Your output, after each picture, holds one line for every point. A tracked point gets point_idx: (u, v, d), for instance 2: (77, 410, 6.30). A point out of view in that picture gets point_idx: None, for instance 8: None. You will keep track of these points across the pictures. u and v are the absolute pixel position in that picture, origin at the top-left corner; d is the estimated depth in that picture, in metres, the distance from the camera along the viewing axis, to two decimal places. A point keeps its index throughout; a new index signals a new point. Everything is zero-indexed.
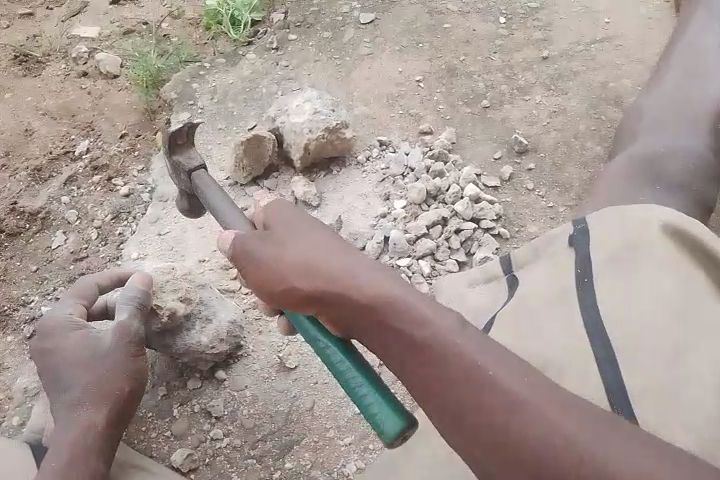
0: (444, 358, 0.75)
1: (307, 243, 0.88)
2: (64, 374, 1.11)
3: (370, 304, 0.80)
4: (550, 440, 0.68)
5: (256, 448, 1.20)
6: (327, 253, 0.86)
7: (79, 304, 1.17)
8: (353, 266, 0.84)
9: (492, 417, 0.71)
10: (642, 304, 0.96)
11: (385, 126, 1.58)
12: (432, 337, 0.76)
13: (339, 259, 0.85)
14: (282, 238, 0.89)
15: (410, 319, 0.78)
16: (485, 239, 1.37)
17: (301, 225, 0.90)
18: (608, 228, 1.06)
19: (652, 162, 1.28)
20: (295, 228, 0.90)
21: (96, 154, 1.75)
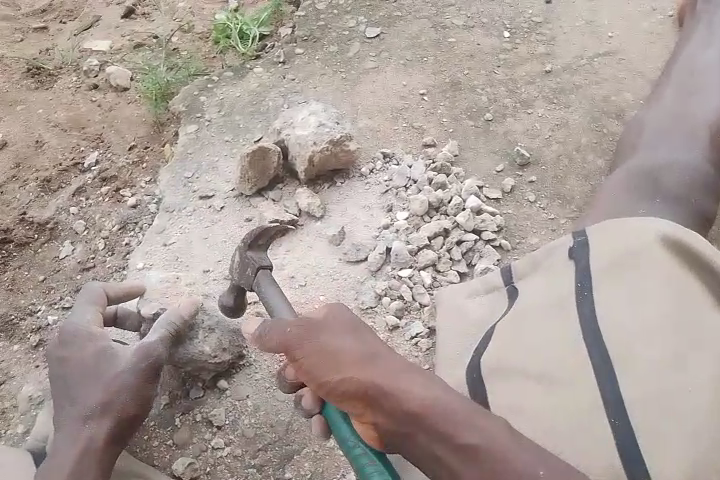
0: (491, 460, 0.80)
1: (356, 340, 0.90)
2: (76, 380, 1.11)
3: (418, 404, 0.84)
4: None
5: (256, 458, 1.21)
6: (375, 351, 0.89)
7: (97, 310, 1.18)
8: (402, 366, 0.87)
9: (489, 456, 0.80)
10: (639, 314, 0.97)
11: (389, 138, 1.60)
12: (479, 442, 0.80)
13: (385, 358, 0.88)
14: (330, 334, 0.91)
15: (458, 421, 0.82)
16: (487, 251, 1.38)
17: (347, 320, 0.93)
18: (606, 242, 1.08)
19: (653, 175, 1.29)
20: (340, 321, 0.92)
21: (104, 165, 1.78)
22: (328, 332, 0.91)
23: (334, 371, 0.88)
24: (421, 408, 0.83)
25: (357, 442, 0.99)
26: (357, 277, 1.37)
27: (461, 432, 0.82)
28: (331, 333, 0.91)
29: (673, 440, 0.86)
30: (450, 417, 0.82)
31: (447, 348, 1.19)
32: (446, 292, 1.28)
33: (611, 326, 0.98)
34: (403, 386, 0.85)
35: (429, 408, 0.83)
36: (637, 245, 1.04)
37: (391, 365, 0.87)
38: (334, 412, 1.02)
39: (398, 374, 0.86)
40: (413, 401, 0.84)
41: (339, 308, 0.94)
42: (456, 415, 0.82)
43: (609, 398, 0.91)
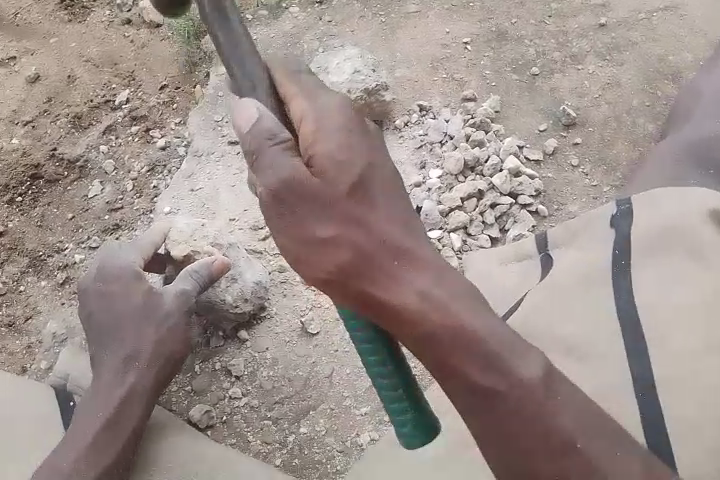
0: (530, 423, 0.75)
1: (367, 203, 0.75)
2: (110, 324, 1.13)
3: (451, 323, 0.74)
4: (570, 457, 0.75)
5: (273, 411, 1.20)
6: (395, 221, 0.76)
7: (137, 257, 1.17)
8: (426, 257, 0.76)
9: (527, 422, 0.75)
10: (678, 294, 0.92)
11: (427, 90, 1.52)
12: (508, 387, 0.75)
13: (405, 232, 0.76)
14: (331, 194, 0.73)
15: (491, 353, 0.75)
16: (521, 216, 1.32)
17: (358, 153, 0.74)
18: (650, 212, 1.00)
19: (709, 144, 1.19)
20: (352, 164, 0.73)
21: (135, 104, 1.75)
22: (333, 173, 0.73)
23: (343, 252, 0.73)
24: (448, 331, 0.74)
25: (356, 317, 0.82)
26: None
27: (490, 368, 0.75)
28: (334, 192, 0.73)
29: (704, 430, 0.83)
30: (482, 344, 0.75)
31: None
32: (475, 255, 1.23)
33: (648, 304, 0.92)
34: (424, 287, 0.75)
35: (460, 329, 0.74)
36: (685, 216, 0.97)
37: (417, 249, 0.76)
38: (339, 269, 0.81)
39: (424, 273, 0.75)
40: (443, 318, 0.74)
41: (342, 133, 0.74)
42: (488, 345, 0.75)
43: (639, 379, 0.88)
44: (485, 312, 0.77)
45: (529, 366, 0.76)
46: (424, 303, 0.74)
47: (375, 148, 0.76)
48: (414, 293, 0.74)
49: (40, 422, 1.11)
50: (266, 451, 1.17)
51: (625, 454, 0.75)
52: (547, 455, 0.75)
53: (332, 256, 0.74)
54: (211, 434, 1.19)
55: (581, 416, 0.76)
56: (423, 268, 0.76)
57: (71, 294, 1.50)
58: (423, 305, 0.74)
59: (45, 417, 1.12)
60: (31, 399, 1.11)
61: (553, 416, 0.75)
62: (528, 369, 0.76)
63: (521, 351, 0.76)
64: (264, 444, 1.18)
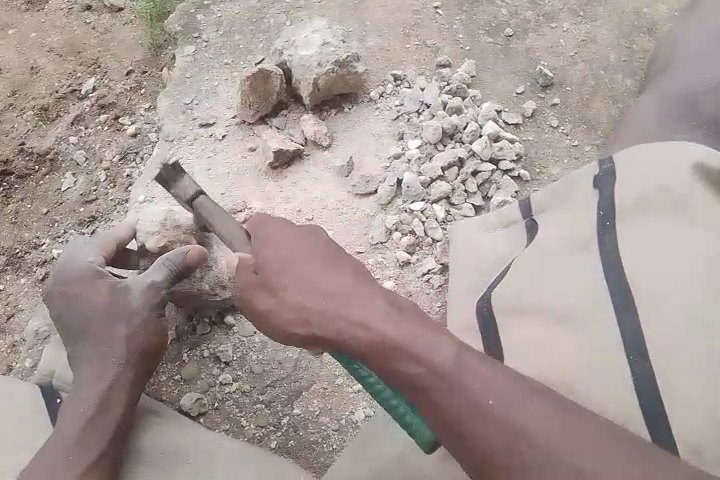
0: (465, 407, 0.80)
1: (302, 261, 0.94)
2: (84, 318, 1.11)
3: (370, 334, 0.86)
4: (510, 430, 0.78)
5: (265, 394, 1.19)
6: (325, 269, 0.93)
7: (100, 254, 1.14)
8: (351, 292, 0.91)
9: (463, 406, 0.80)
10: (667, 253, 0.89)
11: (401, 59, 1.48)
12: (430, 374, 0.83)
13: (336, 281, 0.92)
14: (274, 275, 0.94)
15: (405, 349, 0.85)
16: (504, 182, 1.30)
17: (298, 241, 0.96)
18: (633, 170, 0.99)
19: (689, 96, 1.17)
20: (291, 247, 0.95)
21: (102, 92, 1.69)
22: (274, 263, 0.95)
23: (286, 312, 0.92)
24: (368, 339, 0.86)
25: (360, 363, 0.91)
26: (366, 211, 1.30)
27: (415, 360, 0.84)
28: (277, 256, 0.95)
29: (695, 381, 0.81)
30: (399, 346, 0.85)
31: (459, 281, 1.13)
32: (460, 225, 1.21)
33: (636, 265, 0.90)
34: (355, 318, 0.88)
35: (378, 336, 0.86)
36: (667, 173, 0.96)
37: (345, 288, 0.91)
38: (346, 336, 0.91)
39: (350, 304, 0.89)
40: (365, 333, 0.87)
41: (284, 230, 0.97)
42: (406, 344, 0.85)
43: (630, 341, 0.86)
44: (403, 320, 0.88)
45: (445, 351, 0.84)
46: (350, 327, 0.88)
47: (309, 235, 0.97)
48: (348, 325, 0.88)
49: (25, 423, 1.07)
50: (261, 435, 1.16)
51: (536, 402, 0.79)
52: (474, 421, 0.80)
53: (283, 313, 0.92)
54: (204, 422, 1.18)
55: (492, 381, 0.81)
56: (350, 303, 0.89)
57: None
58: (349, 328, 0.88)
59: (30, 417, 1.08)
60: (16, 397, 1.08)
61: (467, 385, 0.81)
62: (442, 352, 0.84)
63: (434, 339, 0.85)
64: (258, 428, 1.17)
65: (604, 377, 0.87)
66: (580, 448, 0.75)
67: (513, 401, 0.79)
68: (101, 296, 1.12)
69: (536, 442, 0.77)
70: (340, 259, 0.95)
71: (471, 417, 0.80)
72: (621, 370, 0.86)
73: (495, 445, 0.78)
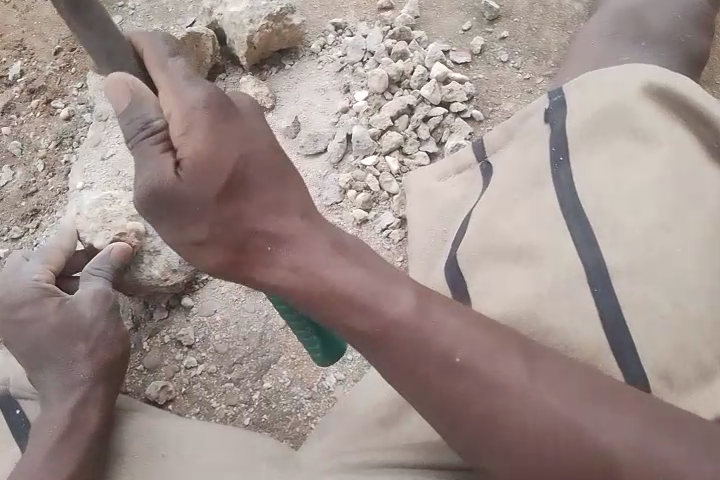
0: (430, 363, 0.76)
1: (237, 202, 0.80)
2: (35, 321, 1.01)
3: (321, 285, 0.80)
4: (486, 389, 0.75)
5: (233, 372, 1.15)
6: (265, 201, 0.81)
7: (46, 268, 1.07)
8: (302, 238, 0.82)
9: (432, 360, 0.76)
10: (622, 180, 0.87)
11: (339, 5, 1.39)
12: (389, 324, 0.77)
13: (279, 219, 0.81)
14: (203, 190, 0.78)
15: (364, 303, 0.78)
16: (457, 124, 1.24)
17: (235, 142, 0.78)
18: (587, 97, 0.94)
19: (638, 14, 1.11)
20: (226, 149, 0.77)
21: (30, 76, 1.57)
22: (196, 158, 0.76)
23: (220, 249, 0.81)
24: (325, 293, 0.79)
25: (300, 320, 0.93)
26: (317, 171, 1.24)
27: (365, 310, 0.78)
28: (208, 193, 0.78)
29: (664, 311, 0.79)
30: (357, 300, 0.79)
31: (420, 234, 1.08)
32: (415, 174, 1.15)
33: (592, 195, 0.87)
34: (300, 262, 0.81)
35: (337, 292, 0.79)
36: (621, 99, 0.91)
37: (290, 228, 0.81)
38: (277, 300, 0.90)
39: (298, 249, 0.81)
40: (317, 285, 0.80)
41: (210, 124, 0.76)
42: (362, 296, 0.79)
43: (594, 272, 0.82)
44: (355, 268, 0.81)
45: (405, 303, 0.78)
46: (297, 275, 0.80)
47: (254, 136, 0.80)
48: (291, 274, 0.80)
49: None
50: (233, 414, 1.12)
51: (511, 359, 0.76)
52: (437, 371, 0.76)
53: (214, 253, 0.82)
54: (173, 409, 1.13)
55: (458, 333, 0.77)
56: (295, 243, 0.81)
57: None
58: (299, 278, 0.80)
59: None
60: None
61: (429, 338, 0.77)
62: (402, 303, 0.78)
63: (392, 289, 0.80)
64: (229, 407, 1.13)
65: (571, 312, 0.83)
66: (549, 398, 0.74)
67: (477, 352, 0.76)
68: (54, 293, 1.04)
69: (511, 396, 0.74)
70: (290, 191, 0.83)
71: (426, 359, 0.76)
72: (586, 304, 0.82)
73: (461, 397, 0.75)
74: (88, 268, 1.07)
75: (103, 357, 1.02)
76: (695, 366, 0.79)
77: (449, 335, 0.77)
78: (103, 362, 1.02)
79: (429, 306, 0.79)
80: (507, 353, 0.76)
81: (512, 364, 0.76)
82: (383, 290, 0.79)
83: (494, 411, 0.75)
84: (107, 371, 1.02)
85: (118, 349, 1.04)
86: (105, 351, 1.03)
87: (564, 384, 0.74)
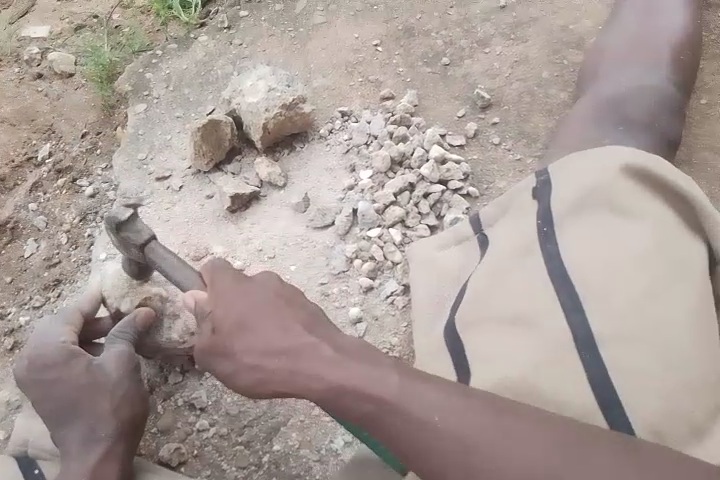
0: (421, 436, 0.81)
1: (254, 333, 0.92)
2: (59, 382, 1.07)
3: (333, 384, 0.86)
4: (473, 455, 0.78)
5: (243, 434, 1.19)
6: (276, 327, 0.91)
7: (70, 329, 1.12)
8: (310, 345, 0.90)
9: (422, 435, 0.81)
10: (606, 252, 0.95)
11: (346, 95, 1.54)
12: (379, 407, 0.83)
13: (287, 335, 0.91)
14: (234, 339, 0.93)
15: (360, 390, 0.84)
16: (455, 200, 1.35)
17: (249, 305, 0.94)
18: (570, 177, 1.05)
19: (614, 102, 1.25)
20: (244, 300, 0.94)
21: (58, 157, 1.70)
22: (225, 327, 0.93)
23: (249, 374, 0.91)
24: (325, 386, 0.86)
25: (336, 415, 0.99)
26: (326, 242, 1.34)
27: (363, 398, 0.84)
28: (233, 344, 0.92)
29: (648, 372, 0.86)
30: (354, 389, 0.84)
31: (423, 301, 1.15)
32: (417, 244, 1.23)
33: (579, 264, 0.95)
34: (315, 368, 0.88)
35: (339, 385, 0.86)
36: (600, 179, 1.02)
37: (298, 343, 0.90)
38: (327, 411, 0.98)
39: (308, 356, 0.89)
40: (318, 384, 0.87)
41: (233, 289, 0.95)
42: (357, 384, 0.85)
43: (581, 336, 0.90)
44: (352, 363, 0.87)
45: (387, 383, 0.84)
46: (314, 381, 0.87)
47: (261, 283, 0.96)
48: (309, 380, 0.87)
49: None
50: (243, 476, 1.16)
51: (489, 423, 0.80)
52: (426, 441, 0.80)
53: (244, 376, 0.92)
54: (185, 471, 1.17)
55: (436, 403, 0.82)
56: (304, 354, 0.89)
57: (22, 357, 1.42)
58: (303, 382, 0.87)
59: None
60: None
61: (411, 415, 0.82)
62: (385, 385, 0.84)
63: (377, 370, 0.86)
64: (240, 469, 1.16)
65: (562, 371, 0.89)
66: (533, 455, 0.77)
67: (456, 420, 0.80)
68: (79, 352, 1.10)
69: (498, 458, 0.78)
70: (295, 306, 0.94)
71: (416, 434, 0.81)
72: (576, 366, 0.88)
73: (450, 467, 0.79)
74: (110, 334, 1.12)
75: (123, 416, 1.07)
76: (681, 421, 0.85)
77: (433, 409, 0.82)
78: (121, 422, 1.07)
79: (413, 384, 0.84)
80: (487, 418, 0.80)
81: (494, 428, 0.79)
82: (373, 377, 0.85)
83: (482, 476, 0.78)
84: (124, 430, 1.07)
85: (138, 408, 1.09)
86: (126, 409, 1.08)
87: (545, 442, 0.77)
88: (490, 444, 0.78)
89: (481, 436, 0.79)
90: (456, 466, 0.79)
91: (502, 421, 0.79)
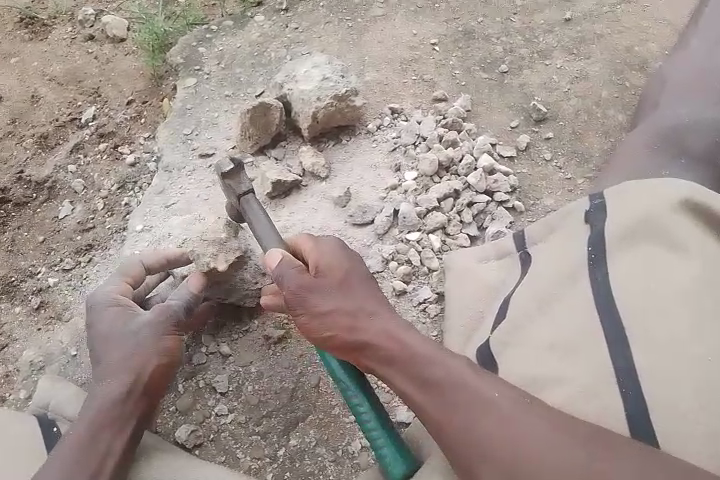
0: (467, 410, 0.85)
1: (343, 286, 0.98)
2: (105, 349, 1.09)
3: (400, 350, 0.93)
4: (513, 436, 0.82)
5: (261, 425, 1.18)
6: (370, 294, 0.99)
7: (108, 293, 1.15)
8: (388, 316, 0.97)
9: (469, 410, 0.85)
10: (655, 284, 0.92)
11: (397, 93, 1.52)
12: (441, 378, 0.89)
13: (374, 302, 0.98)
14: (324, 283, 0.98)
15: (424, 360, 0.91)
16: (499, 213, 1.32)
17: (347, 264, 1.01)
18: (628, 206, 1.01)
19: (676, 133, 1.21)
20: (344, 261, 1.01)
21: (102, 121, 1.70)
22: (330, 275, 0.99)
23: (326, 321, 0.96)
24: (397, 348, 0.93)
25: (358, 397, 1.02)
26: (362, 240, 1.32)
27: (428, 367, 0.90)
28: (321, 287, 0.98)
29: (689, 408, 0.81)
30: (419, 358, 0.91)
31: (459, 316, 1.14)
32: (454, 254, 1.22)
33: (625, 294, 0.92)
34: (390, 331, 0.95)
35: (407, 352, 0.92)
36: (658, 209, 0.98)
37: (382, 310, 0.98)
38: (350, 391, 1.03)
39: (387, 322, 0.96)
40: (389, 346, 0.93)
41: (338, 253, 1.01)
42: (424, 356, 0.91)
43: (621, 371, 0.86)
44: (424, 339, 0.94)
45: (455, 363, 0.90)
46: (387, 340, 0.94)
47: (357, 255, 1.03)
48: (379, 340, 0.94)
49: (25, 447, 1.05)
50: (257, 467, 1.15)
51: (536, 412, 0.84)
52: (471, 414, 0.85)
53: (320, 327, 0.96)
54: (199, 454, 1.16)
55: (493, 385, 0.87)
56: (381, 319, 0.96)
57: (47, 318, 1.41)
58: (378, 341, 0.94)
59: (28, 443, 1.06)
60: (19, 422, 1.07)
61: (466, 390, 0.87)
62: (452, 363, 0.90)
63: (446, 353, 0.92)
64: (254, 459, 1.16)
65: (596, 406, 0.86)
66: (570, 448, 0.79)
67: (511, 404, 0.85)
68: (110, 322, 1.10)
69: (536, 445, 0.80)
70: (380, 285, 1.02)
71: (463, 408, 0.86)
72: (611, 402, 0.85)
73: (488, 442, 0.82)
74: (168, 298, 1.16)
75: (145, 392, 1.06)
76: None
77: (488, 391, 0.86)
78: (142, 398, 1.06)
79: (477, 369, 0.90)
80: (537, 407, 0.84)
81: (543, 416, 0.83)
82: (442, 356, 0.91)
83: (517, 456, 0.81)
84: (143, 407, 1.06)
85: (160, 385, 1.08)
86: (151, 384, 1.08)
87: (586, 437, 0.80)
88: (533, 430, 0.82)
89: (527, 420, 0.83)
90: (493, 443, 0.82)
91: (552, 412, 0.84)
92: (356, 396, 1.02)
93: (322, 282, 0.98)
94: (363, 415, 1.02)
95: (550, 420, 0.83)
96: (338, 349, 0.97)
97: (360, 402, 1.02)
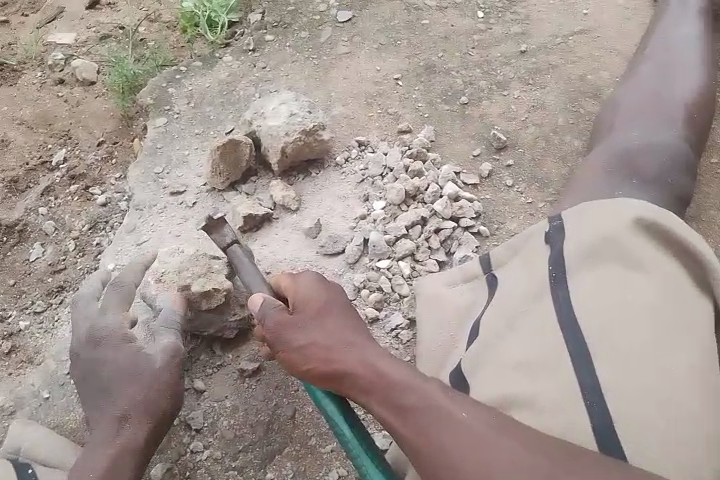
0: (441, 432, 0.87)
1: (321, 318, 1.03)
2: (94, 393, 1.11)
3: (376, 376, 0.95)
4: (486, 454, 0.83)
5: (237, 460, 1.18)
6: (347, 325, 1.02)
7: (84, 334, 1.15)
8: (364, 344, 1.00)
9: (443, 432, 0.87)
10: (615, 301, 0.96)
11: (363, 126, 1.57)
12: (416, 402, 0.91)
13: (350, 331, 1.01)
14: (303, 317, 1.03)
15: (399, 384, 0.93)
16: (465, 238, 1.36)
17: (325, 297, 1.05)
18: (585, 227, 1.06)
19: (628, 155, 1.27)
20: (320, 295, 1.05)
21: (73, 163, 1.71)
22: (308, 307, 1.04)
23: (305, 353, 1.00)
24: (373, 374, 0.95)
25: (342, 423, 1.03)
26: (333, 270, 1.34)
27: (403, 391, 0.92)
28: (299, 320, 1.03)
29: (652, 420, 0.85)
30: (395, 383, 0.93)
31: (432, 340, 1.15)
32: (423, 281, 1.25)
33: (587, 312, 0.96)
34: (366, 359, 0.97)
35: (383, 377, 0.94)
36: (613, 229, 1.03)
37: (358, 338, 1.00)
38: (334, 418, 1.03)
39: (363, 350, 0.98)
40: (366, 372, 0.96)
41: (315, 286, 1.06)
42: (399, 380, 0.93)
43: (587, 387, 0.89)
44: (400, 365, 0.97)
45: (430, 387, 0.92)
46: (363, 367, 0.96)
47: (333, 288, 1.07)
48: (355, 368, 0.96)
49: None
50: None
51: (508, 431, 0.85)
52: (445, 436, 0.86)
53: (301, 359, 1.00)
54: None
55: (466, 406, 0.89)
56: (358, 347, 0.99)
57: (18, 362, 1.40)
58: (355, 369, 0.96)
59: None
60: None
61: (440, 412, 0.89)
62: (427, 386, 0.92)
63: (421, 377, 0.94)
64: None
65: (566, 424, 0.88)
66: (542, 465, 0.81)
67: (484, 424, 0.86)
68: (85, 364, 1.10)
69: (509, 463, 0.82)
70: (357, 316, 1.06)
71: (437, 430, 0.87)
72: (579, 419, 0.88)
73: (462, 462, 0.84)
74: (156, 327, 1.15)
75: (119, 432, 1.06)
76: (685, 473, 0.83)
77: (462, 412, 0.88)
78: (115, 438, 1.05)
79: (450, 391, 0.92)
80: (508, 426, 0.86)
81: (515, 435, 0.85)
82: (416, 381, 0.93)
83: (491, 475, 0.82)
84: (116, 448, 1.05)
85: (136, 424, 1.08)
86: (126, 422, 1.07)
87: (556, 454, 0.82)
88: (506, 448, 0.83)
89: (500, 439, 0.84)
90: (468, 463, 0.83)
91: (524, 431, 0.85)
92: (340, 424, 1.03)
93: (301, 317, 1.03)
94: (347, 441, 1.02)
95: (523, 438, 0.84)
96: (318, 380, 1.00)
97: (344, 428, 1.02)
